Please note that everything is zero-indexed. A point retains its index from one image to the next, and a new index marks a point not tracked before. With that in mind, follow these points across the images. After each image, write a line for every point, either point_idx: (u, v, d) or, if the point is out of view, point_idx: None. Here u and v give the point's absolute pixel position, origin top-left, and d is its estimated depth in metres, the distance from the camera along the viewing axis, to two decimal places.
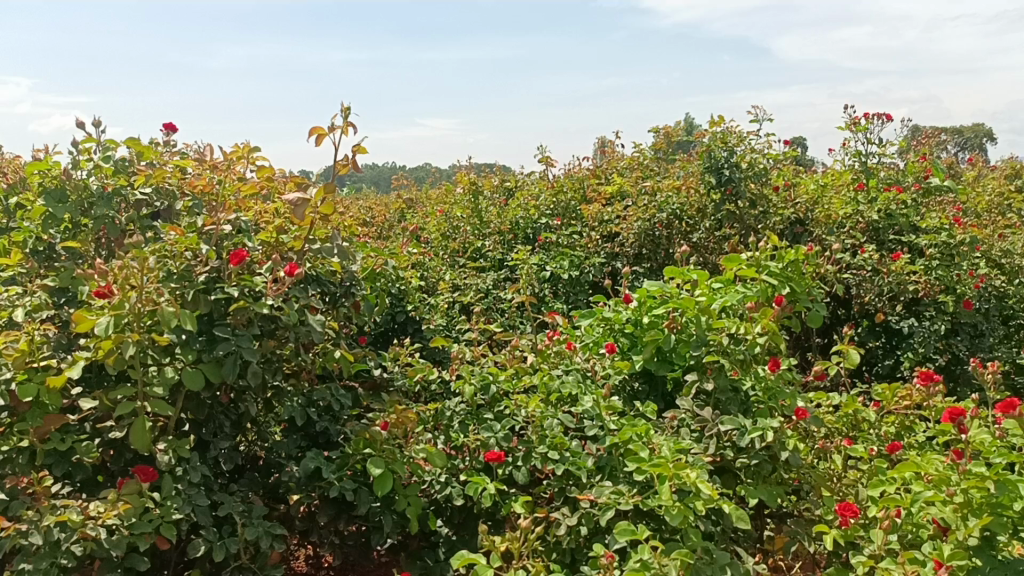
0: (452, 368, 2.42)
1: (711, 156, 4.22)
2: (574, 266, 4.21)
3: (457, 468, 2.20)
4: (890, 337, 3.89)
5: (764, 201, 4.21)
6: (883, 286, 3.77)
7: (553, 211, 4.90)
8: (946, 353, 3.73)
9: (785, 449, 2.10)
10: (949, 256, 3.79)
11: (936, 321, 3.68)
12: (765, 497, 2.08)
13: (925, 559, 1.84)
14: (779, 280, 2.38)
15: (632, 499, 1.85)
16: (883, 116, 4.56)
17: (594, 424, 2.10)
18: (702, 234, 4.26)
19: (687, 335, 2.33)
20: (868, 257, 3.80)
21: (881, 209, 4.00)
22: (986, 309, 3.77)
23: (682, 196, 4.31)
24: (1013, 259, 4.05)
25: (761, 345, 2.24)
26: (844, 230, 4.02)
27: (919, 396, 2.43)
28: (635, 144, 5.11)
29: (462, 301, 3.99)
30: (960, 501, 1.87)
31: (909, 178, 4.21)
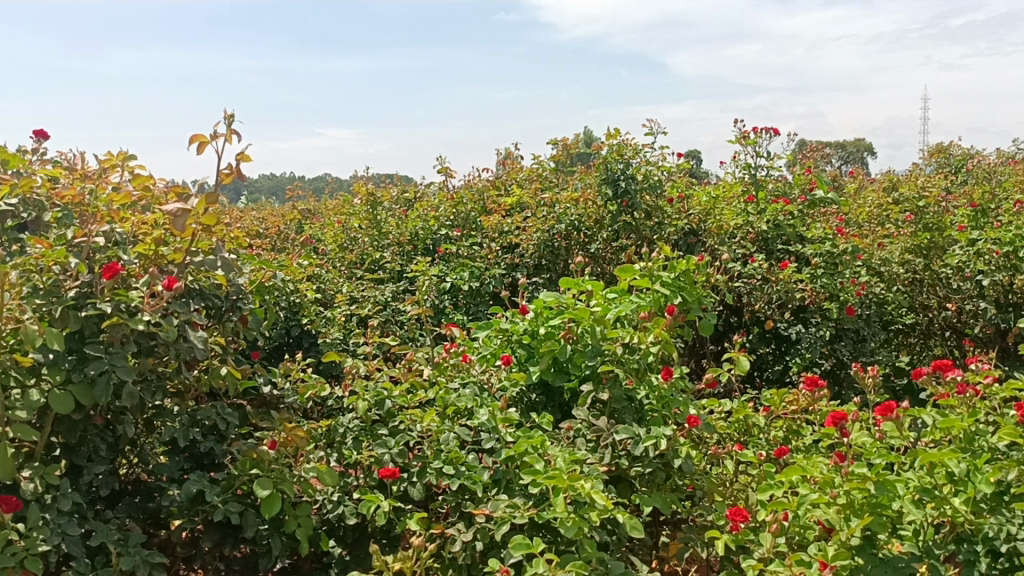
0: (345, 384, 2.36)
1: (608, 168, 4.28)
2: (474, 277, 4.20)
3: (351, 486, 2.14)
4: (779, 343, 4.01)
5: (659, 213, 4.30)
6: (772, 294, 3.90)
7: (453, 222, 4.87)
8: (831, 358, 3.94)
9: (678, 457, 2.12)
10: (833, 264, 3.97)
11: (822, 327, 3.82)
12: (658, 505, 2.10)
13: (810, 560, 1.89)
14: (671, 289, 2.44)
15: (527, 513, 1.84)
16: (771, 130, 4.73)
17: (490, 437, 2.08)
18: (600, 245, 4.36)
19: (583, 346, 2.33)
20: (758, 265, 3.92)
21: (770, 219, 4.12)
22: (867, 315, 3.95)
23: (580, 208, 4.40)
24: (891, 267, 4.25)
25: (655, 353, 2.28)
26: (735, 240, 4.12)
27: (806, 401, 2.50)
28: (534, 155, 5.13)
29: (360, 314, 3.92)
30: (843, 502, 1.94)
31: (796, 190, 4.32)
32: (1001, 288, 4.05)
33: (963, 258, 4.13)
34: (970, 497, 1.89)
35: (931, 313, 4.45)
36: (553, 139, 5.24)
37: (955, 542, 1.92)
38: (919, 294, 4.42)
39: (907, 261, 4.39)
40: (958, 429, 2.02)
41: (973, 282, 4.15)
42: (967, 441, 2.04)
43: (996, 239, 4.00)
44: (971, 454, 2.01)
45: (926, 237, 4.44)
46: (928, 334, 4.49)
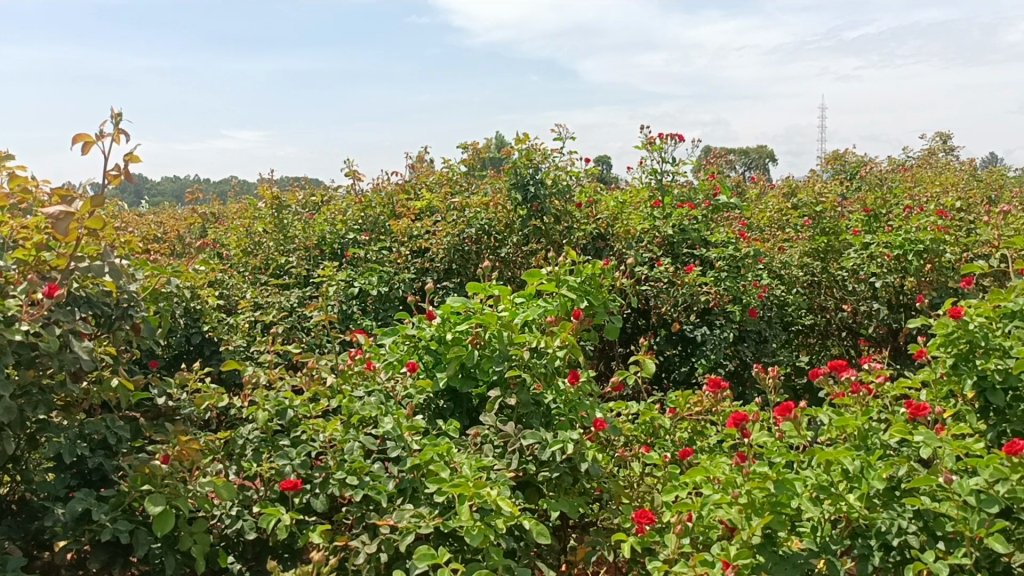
0: (245, 394, 2.29)
1: (517, 173, 4.29)
2: (382, 282, 4.14)
3: (250, 499, 2.07)
4: (685, 345, 4.07)
5: (568, 217, 4.35)
6: (678, 297, 3.96)
7: (361, 226, 4.79)
8: (735, 359, 4.04)
9: (585, 461, 2.13)
10: (735, 267, 4.06)
11: (726, 329, 3.91)
12: (566, 509, 2.11)
13: (713, 560, 1.92)
14: (577, 293, 2.44)
15: (432, 522, 1.82)
16: (676, 137, 4.83)
17: (396, 445, 2.04)
18: (510, 249, 4.36)
19: (490, 351, 2.31)
20: (664, 269, 3.98)
21: (675, 223, 4.18)
22: (768, 316, 4.09)
23: (490, 212, 4.39)
24: (791, 270, 4.39)
25: (561, 357, 2.29)
26: (642, 244, 4.18)
27: (709, 402, 2.57)
28: (444, 159, 5.09)
29: (264, 321, 3.81)
30: (744, 502, 1.97)
31: (700, 196, 4.43)
32: (893, 289, 4.25)
33: (858, 260, 4.26)
34: (864, 494, 1.94)
35: (829, 314, 4.61)
36: (464, 143, 5.23)
37: (851, 537, 1.96)
38: (817, 296, 4.58)
39: (806, 264, 4.54)
40: (852, 427, 2.09)
41: (867, 284, 4.30)
42: (862, 438, 2.10)
43: (888, 243, 4.17)
44: (864, 452, 2.07)
45: (823, 242, 4.59)
46: (825, 334, 4.66)
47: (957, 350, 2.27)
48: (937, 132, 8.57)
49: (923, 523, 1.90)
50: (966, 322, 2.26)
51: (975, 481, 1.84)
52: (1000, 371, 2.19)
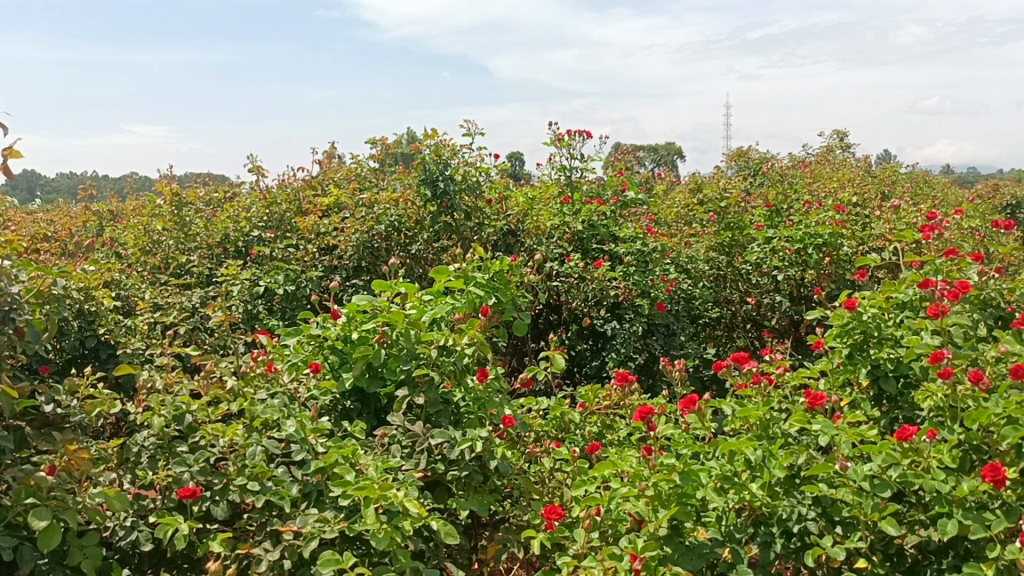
0: (139, 400, 2.19)
1: (426, 169, 4.24)
2: (289, 280, 4.04)
3: (146, 509, 1.98)
4: (596, 339, 4.15)
5: (478, 213, 4.31)
6: (588, 292, 4.00)
7: (266, 223, 4.66)
8: (644, 352, 4.11)
9: (494, 458, 2.12)
10: (644, 261, 4.09)
11: (635, 323, 3.98)
12: (476, 507, 2.09)
13: (622, 553, 1.93)
14: (485, 290, 2.43)
15: (337, 526, 1.78)
16: (584, 133, 4.88)
17: (301, 449, 2.00)
18: (420, 246, 4.32)
19: (397, 350, 2.27)
20: (574, 265, 4.02)
21: (585, 219, 4.23)
22: (676, 310, 4.17)
23: (399, 208, 4.34)
24: (697, 264, 4.47)
25: (470, 355, 2.27)
26: (552, 240, 4.20)
27: (617, 396, 2.59)
28: (352, 155, 5.00)
29: (164, 321, 3.67)
30: (651, 494, 2.00)
31: (609, 192, 4.46)
32: (794, 282, 4.38)
33: (760, 254, 4.36)
34: (766, 483, 1.98)
35: (734, 306, 4.72)
36: (372, 138, 5.14)
37: (754, 525, 2.02)
38: (723, 289, 4.67)
39: (711, 258, 4.65)
40: (754, 417, 2.14)
41: (769, 278, 4.42)
42: (763, 428, 2.15)
43: (789, 237, 4.30)
44: (766, 441, 2.12)
45: (727, 236, 4.70)
46: (731, 327, 4.78)
47: (853, 340, 2.35)
48: (834, 131, 8.90)
49: (822, 509, 1.94)
50: (860, 313, 2.34)
51: (869, 467, 1.89)
52: (892, 360, 2.28)
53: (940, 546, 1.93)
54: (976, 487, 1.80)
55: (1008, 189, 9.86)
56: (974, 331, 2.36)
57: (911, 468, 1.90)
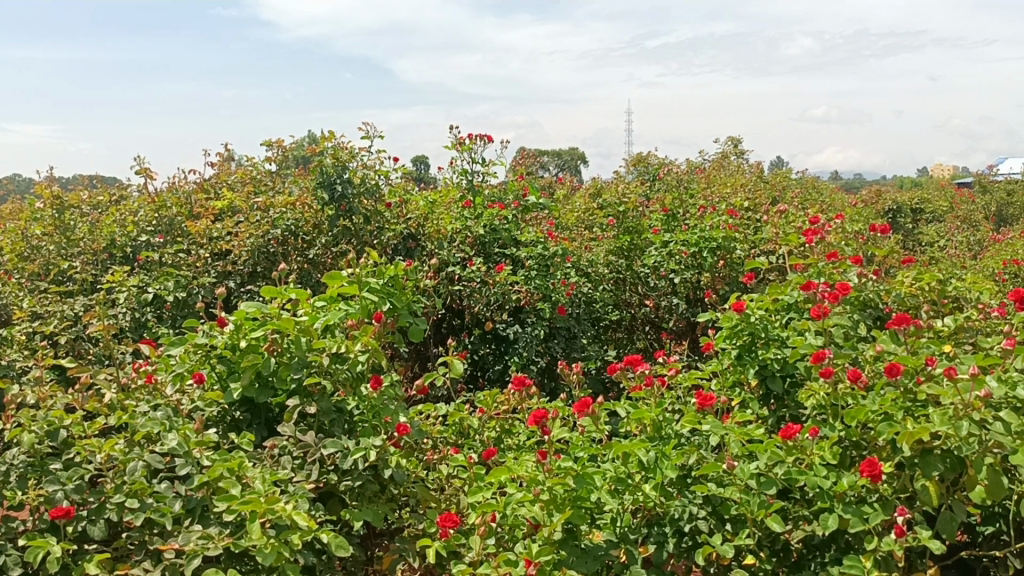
0: (8, 416, 2.06)
1: (323, 171, 4.13)
2: (179, 286, 3.89)
3: (15, 531, 1.88)
4: (499, 343, 4.14)
5: (377, 217, 4.22)
6: (490, 296, 4.00)
7: (154, 227, 4.47)
8: (546, 356, 4.12)
9: (388, 467, 2.09)
10: (545, 266, 4.14)
11: (537, 326, 4.00)
12: (370, 518, 2.04)
13: (517, 559, 1.92)
14: (380, 296, 2.37)
15: (222, 543, 1.72)
16: (485, 137, 4.88)
17: (185, 462, 1.92)
18: (318, 250, 4.22)
19: (288, 358, 2.20)
20: (475, 269, 4.01)
21: (486, 223, 4.22)
22: (577, 314, 4.23)
23: (296, 212, 4.24)
24: (597, 268, 4.57)
25: (363, 362, 2.22)
26: (454, 245, 4.18)
27: (515, 400, 2.59)
28: (246, 156, 4.87)
29: (44, 331, 3.48)
30: (547, 498, 1.98)
31: (510, 196, 4.47)
32: (690, 285, 4.48)
33: (658, 258, 4.46)
34: (658, 483, 2.00)
35: (633, 309, 4.83)
36: (268, 140, 5.00)
37: (647, 526, 2.05)
38: (623, 292, 4.78)
39: (611, 262, 4.74)
40: (647, 419, 2.16)
41: (667, 281, 4.53)
42: (656, 429, 2.18)
43: (684, 241, 4.40)
44: (659, 442, 2.15)
45: (626, 240, 4.77)
46: (631, 329, 4.90)
47: (741, 342, 2.40)
48: (728, 137, 9.17)
49: (712, 508, 2.00)
50: (749, 315, 2.40)
51: (755, 465, 1.93)
52: (778, 360, 2.35)
53: (823, 541, 1.99)
54: (855, 482, 1.87)
55: (889, 195, 10.38)
56: (854, 331, 2.46)
57: (796, 464, 1.95)
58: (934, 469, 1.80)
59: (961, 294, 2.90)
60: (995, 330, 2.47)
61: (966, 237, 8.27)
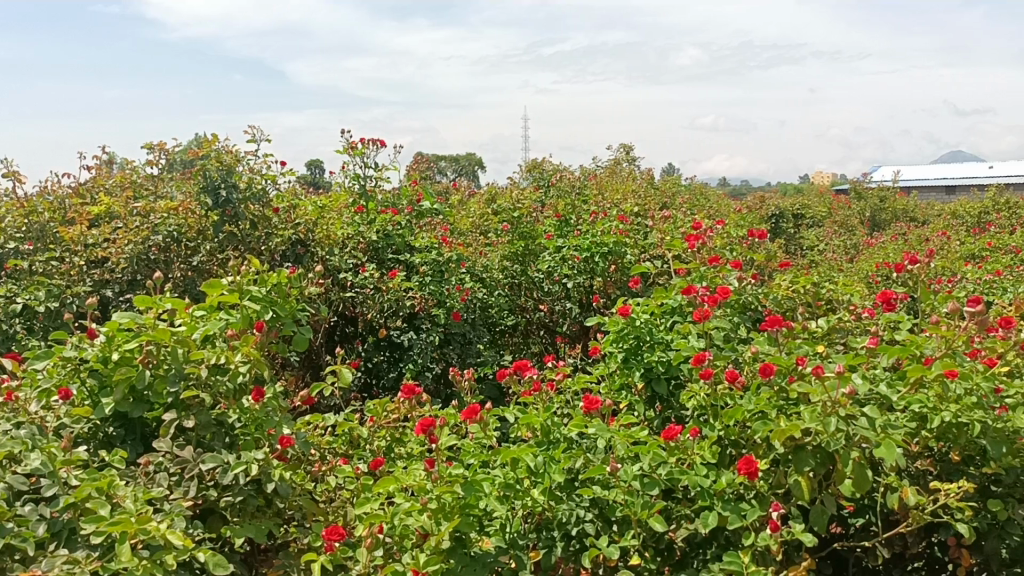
0: None
1: (206, 176, 3.97)
2: (52, 296, 3.69)
3: None
4: (393, 350, 4.11)
5: (265, 222, 4.11)
6: (383, 303, 3.96)
7: (23, 234, 4.18)
8: (440, 362, 4.11)
9: (271, 481, 2.04)
10: (439, 272, 4.12)
11: (431, 333, 4.00)
12: (253, 534, 1.97)
13: (404, 570, 1.90)
14: (261, 305, 2.30)
15: (89, 567, 1.63)
16: (378, 142, 4.84)
17: (50, 483, 1.81)
18: (203, 257, 4.06)
19: (164, 371, 2.10)
20: (369, 275, 3.97)
21: (379, 229, 4.18)
22: (471, 319, 4.23)
23: (179, 218, 4.06)
24: (491, 274, 4.56)
25: (245, 374, 2.16)
26: (346, 250, 4.14)
27: (405, 408, 2.56)
28: (124, 160, 4.65)
29: None
30: (434, 507, 1.97)
31: (404, 201, 4.45)
32: (583, 289, 4.57)
33: (552, 263, 4.50)
34: (546, 488, 2.03)
35: (528, 314, 4.84)
36: (150, 144, 4.82)
37: (536, 531, 2.08)
38: (518, 297, 4.78)
39: (506, 268, 4.72)
40: (535, 423, 2.17)
41: (560, 285, 4.59)
42: (545, 434, 2.18)
43: (577, 246, 4.45)
44: (547, 447, 2.15)
45: (520, 246, 4.80)
46: (527, 333, 4.88)
47: (627, 345, 2.45)
48: (621, 145, 9.36)
49: (598, 510, 2.03)
50: (633, 319, 2.45)
51: (639, 466, 1.97)
52: (663, 363, 2.40)
53: (704, 538, 2.04)
54: (733, 480, 1.93)
55: (772, 201, 10.78)
56: (734, 333, 2.54)
57: (677, 465, 2.01)
58: (806, 464, 1.87)
59: (834, 297, 3.03)
60: (863, 330, 2.59)
61: (843, 242, 8.70)
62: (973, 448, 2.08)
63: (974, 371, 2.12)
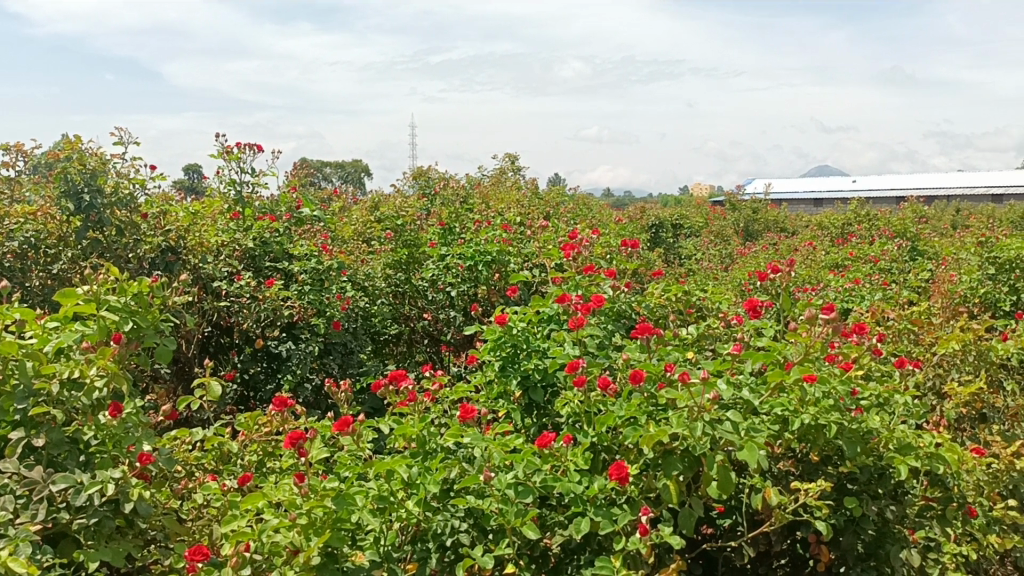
0: None
1: (67, 179, 3.71)
2: None
3: None
4: (270, 361, 3.99)
5: (132, 228, 3.88)
6: (260, 312, 3.84)
7: None
8: (320, 373, 4.02)
9: (129, 500, 1.93)
10: (319, 281, 4.03)
11: (311, 343, 3.89)
12: (108, 558, 1.87)
13: None
14: (120, 315, 2.18)
15: None
16: (256, 146, 4.70)
17: None
18: (64, 265, 3.85)
19: (10, 387, 1.96)
20: (244, 283, 3.86)
21: (255, 236, 4.07)
22: (353, 328, 4.15)
23: (38, 223, 3.85)
24: (374, 282, 4.49)
25: (101, 389, 2.04)
26: (220, 258, 4.00)
27: (276, 422, 2.48)
28: None
29: None
30: (304, 523, 1.90)
31: (282, 208, 4.36)
32: (467, 298, 4.56)
33: (435, 271, 4.48)
34: (422, 499, 1.99)
35: (411, 322, 4.82)
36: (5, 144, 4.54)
37: (411, 542, 2.06)
38: (401, 305, 4.74)
39: (389, 276, 4.67)
40: (411, 434, 2.13)
41: (444, 294, 4.58)
42: (421, 444, 2.15)
43: (461, 254, 4.44)
44: (423, 458, 2.13)
45: (404, 253, 4.75)
46: (411, 342, 4.88)
47: (504, 353, 2.45)
48: (506, 153, 9.44)
49: (473, 520, 2.04)
50: (510, 328, 2.46)
51: (513, 475, 1.96)
52: (539, 370, 2.41)
53: (578, 545, 2.06)
54: (605, 486, 1.96)
55: (652, 211, 11.07)
56: (608, 340, 2.59)
57: (551, 472, 2.03)
58: (675, 468, 1.91)
59: (706, 305, 3.14)
60: (731, 337, 2.68)
61: (719, 251, 9.02)
62: (830, 448, 2.18)
63: (831, 375, 2.23)
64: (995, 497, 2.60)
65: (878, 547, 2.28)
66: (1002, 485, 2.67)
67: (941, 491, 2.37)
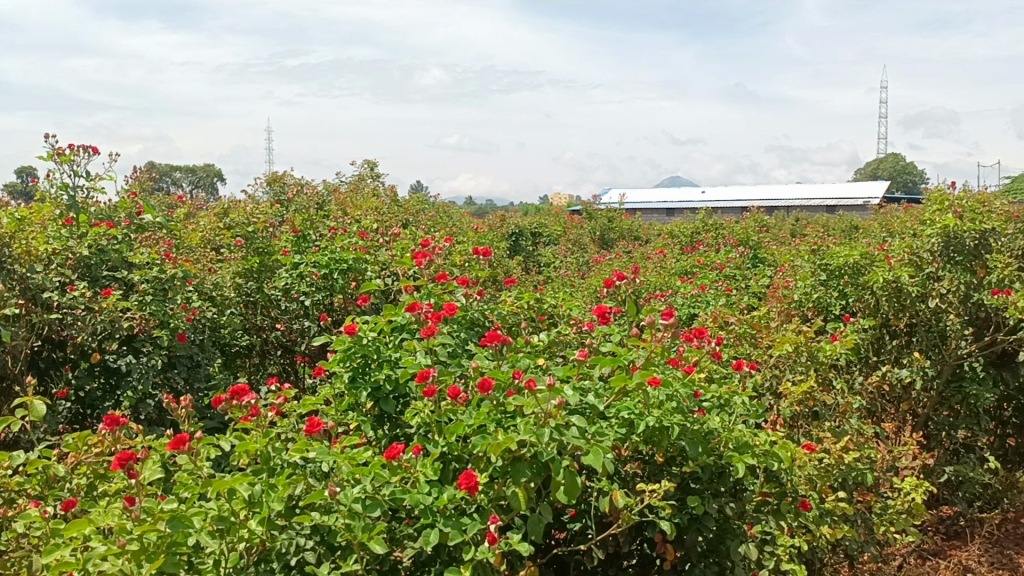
0: None
1: None
2: None
3: None
4: (109, 376, 3.72)
5: None
6: (96, 325, 3.56)
7: None
8: (164, 388, 3.79)
9: None
10: (162, 290, 3.84)
11: (153, 356, 3.69)
12: None
13: None
14: None
15: None
16: (90, 149, 4.44)
17: None
18: None
19: None
20: (79, 294, 3.60)
21: (91, 243, 3.84)
22: (200, 340, 3.99)
23: None
24: (223, 291, 4.30)
25: None
26: (50, 267, 3.68)
27: (107, 442, 2.32)
28: None
29: None
30: (134, 549, 1.79)
31: (121, 214, 4.15)
32: (322, 307, 4.46)
33: (289, 280, 4.36)
34: (265, 518, 1.90)
35: (264, 333, 4.64)
36: None
37: (256, 563, 1.93)
38: (252, 316, 4.58)
39: (239, 286, 4.49)
40: (253, 450, 2.05)
41: (298, 303, 4.45)
42: (265, 461, 2.06)
43: (315, 262, 4.33)
44: (267, 475, 2.04)
45: (255, 262, 4.59)
46: (263, 354, 4.69)
47: (354, 364, 2.39)
48: (364, 160, 9.30)
49: (320, 537, 1.96)
50: (361, 337, 2.40)
51: (359, 488, 1.90)
52: (390, 381, 2.37)
53: (429, 557, 2.04)
54: (454, 496, 1.94)
55: (512, 219, 11.17)
56: (459, 349, 2.58)
57: (400, 484, 1.99)
58: (523, 475, 1.93)
59: (557, 312, 3.19)
60: (580, 343, 2.73)
61: (575, 259, 9.20)
62: (674, 449, 2.25)
63: (674, 379, 2.30)
64: (827, 491, 2.75)
65: (718, 543, 2.39)
66: (833, 479, 2.84)
67: (776, 486, 2.49)
